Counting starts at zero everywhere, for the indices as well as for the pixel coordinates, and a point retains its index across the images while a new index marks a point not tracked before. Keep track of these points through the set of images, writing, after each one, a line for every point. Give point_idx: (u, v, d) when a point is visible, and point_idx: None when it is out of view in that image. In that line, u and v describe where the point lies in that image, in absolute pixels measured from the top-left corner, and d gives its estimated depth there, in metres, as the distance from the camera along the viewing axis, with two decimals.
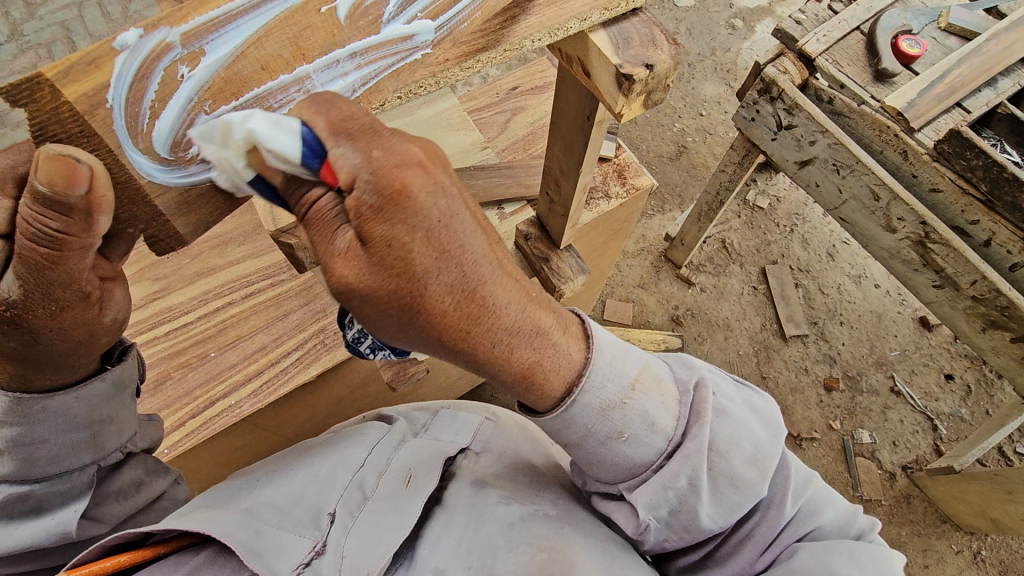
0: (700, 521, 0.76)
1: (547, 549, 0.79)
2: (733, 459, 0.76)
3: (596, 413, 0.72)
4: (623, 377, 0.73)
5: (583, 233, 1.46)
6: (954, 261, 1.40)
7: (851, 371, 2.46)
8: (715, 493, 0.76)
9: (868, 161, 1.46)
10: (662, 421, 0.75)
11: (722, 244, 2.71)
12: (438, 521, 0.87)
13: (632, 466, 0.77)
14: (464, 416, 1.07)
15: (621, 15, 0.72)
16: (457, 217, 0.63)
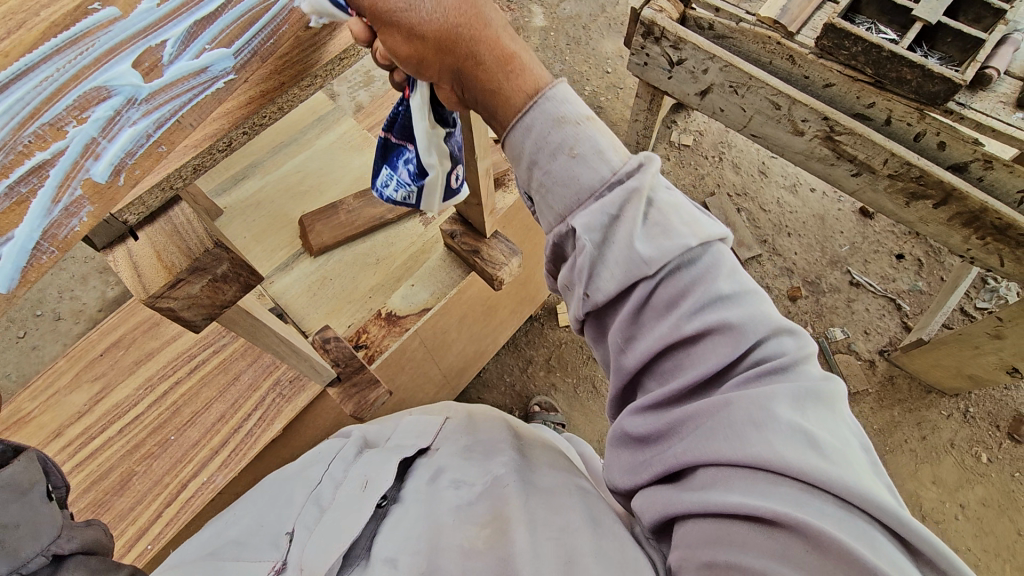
0: (633, 255, 0.66)
1: (491, 518, 0.84)
2: (673, 219, 0.68)
3: (551, 123, 0.69)
4: (582, 104, 0.71)
5: (509, 217, 1.46)
6: (863, 147, 1.45)
7: (810, 276, 2.53)
8: (649, 234, 0.67)
9: (760, 74, 1.49)
10: (611, 153, 0.70)
11: None
12: (395, 513, 0.90)
13: (578, 192, 0.69)
14: (422, 420, 1.12)
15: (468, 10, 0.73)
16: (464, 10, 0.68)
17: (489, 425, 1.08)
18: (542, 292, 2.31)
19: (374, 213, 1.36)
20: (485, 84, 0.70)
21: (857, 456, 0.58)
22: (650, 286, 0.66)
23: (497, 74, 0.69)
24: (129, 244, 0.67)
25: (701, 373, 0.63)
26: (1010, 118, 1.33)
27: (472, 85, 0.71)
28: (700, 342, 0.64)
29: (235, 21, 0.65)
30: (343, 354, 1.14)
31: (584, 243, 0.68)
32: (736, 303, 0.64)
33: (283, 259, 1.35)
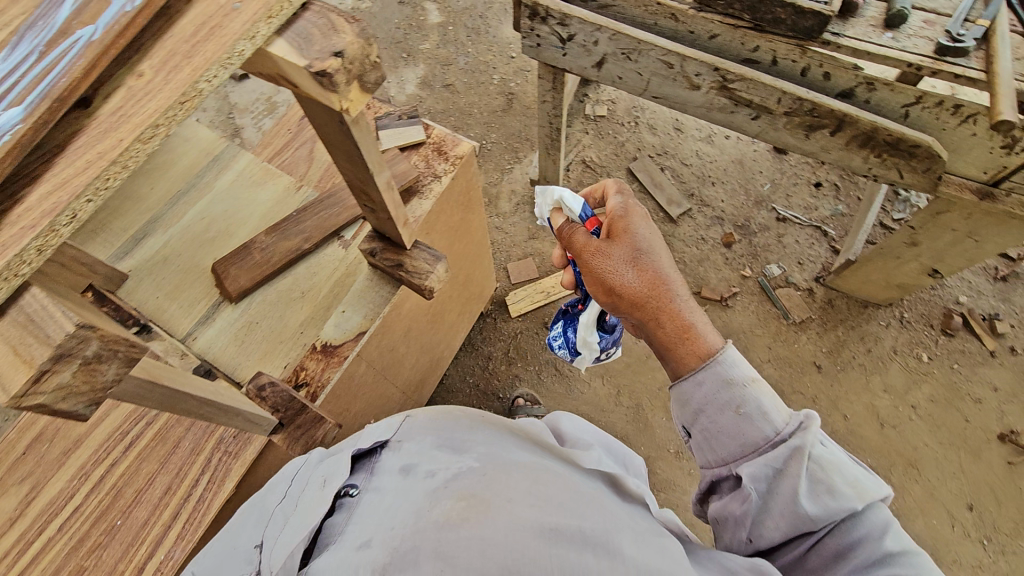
0: (797, 508, 0.88)
1: (467, 494, 0.83)
2: (836, 479, 0.89)
3: (723, 388, 0.99)
4: (746, 369, 0.99)
5: (430, 223, 1.44)
6: (756, 90, 1.49)
7: (740, 220, 2.61)
8: (814, 492, 0.89)
9: (648, 37, 1.51)
10: (775, 418, 0.95)
11: (584, 164, 2.78)
12: (365, 501, 0.91)
13: (743, 445, 0.97)
14: (386, 424, 1.14)
15: (292, 15, 0.63)
16: (657, 242, 1.17)
17: (458, 419, 1.12)
18: (488, 287, 2.30)
19: (289, 246, 1.31)
20: (658, 332, 1.10)
21: None
22: (804, 535, 0.90)
23: (666, 320, 1.09)
24: None
25: (837, 546, 0.87)
26: (882, 39, 1.38)
27: (654, 330, 1.11)
28: (848, 549, 0.86)
29: (35, 78, 0.53)
30: (281, 398, 1.11)
31: (751, 492, 0.93)
32: (872, 525, 0.86)
33: (202, 312, 1.28)
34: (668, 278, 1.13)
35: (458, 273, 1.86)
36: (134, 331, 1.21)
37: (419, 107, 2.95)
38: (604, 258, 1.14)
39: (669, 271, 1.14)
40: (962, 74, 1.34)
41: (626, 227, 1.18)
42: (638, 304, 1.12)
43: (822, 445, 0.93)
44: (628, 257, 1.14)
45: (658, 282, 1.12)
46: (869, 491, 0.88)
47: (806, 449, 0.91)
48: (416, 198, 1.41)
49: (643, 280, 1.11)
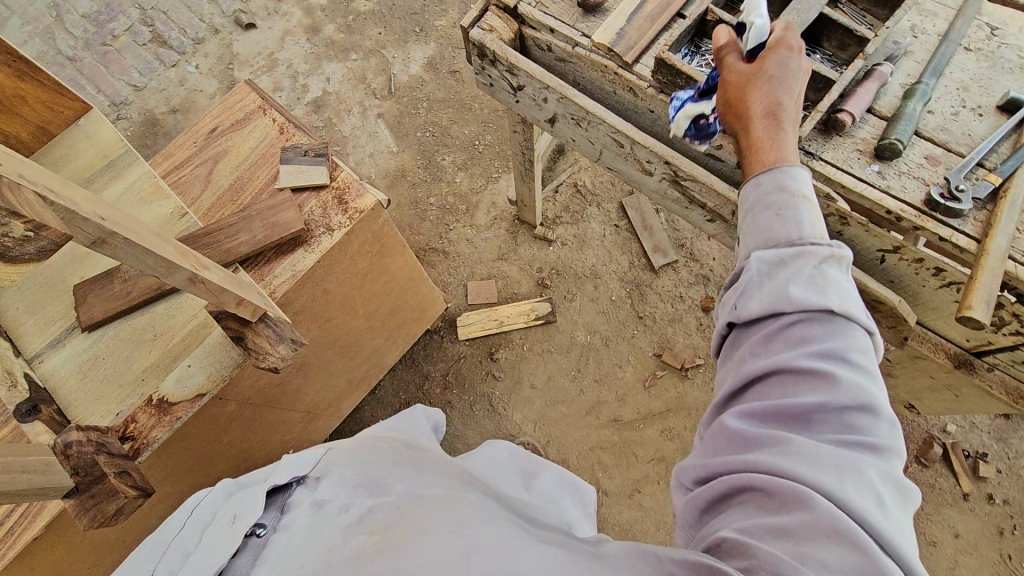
0: (790, 294, 0.84)
1: (380, 529, 0.79)
2: (844, 321, 0.83)
3: (774, 197, 0.93)
4: (803, 181, 0.93)
5: (315, 276, 1.33)
6: (709, 195, 1.27)
7: None
8: (816, 285, 0.84)
9: (598, 109, 1.30)
10: (808, 227, 0.89)
11: (575, 188, 2.56)
12: (272, 539, 0.83)
13: (767, 236, 0.92)
14: (304, 456, 1.08)
15: None
16: (795, 78, 1.03)
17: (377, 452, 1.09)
18: (434, 309, 2.19)
19: (151, 282, 1.23)
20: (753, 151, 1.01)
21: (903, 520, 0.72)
22: (773, 323, 0.85)
23: (753, 130, 1.01)
24: None
25: (782, 390, 0.80)
26: (865, 172, 1.13)
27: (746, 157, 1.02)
28: (810, 341, 0.81)
29: None
30: (85, 460, 1.05)
31: (745, 278, 0.90)
32: (840, 356, 0.79)
33: (55, 334, 1.24)
34: (776, 102, 1.02)
35: (379, 307, 1.75)
36: None
37: (418, 92, 2.79)
38: (731, 62, 1.08)
39: (791, 96, 1.03)
40: (949, 239, 1.08)
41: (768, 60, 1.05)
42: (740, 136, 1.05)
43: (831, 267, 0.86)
44: (750, 113, 1.03)
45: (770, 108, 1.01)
46: (855, 317, 0.83)
47: (819, 258, 0.86)
48: (300, 249, 1.30)
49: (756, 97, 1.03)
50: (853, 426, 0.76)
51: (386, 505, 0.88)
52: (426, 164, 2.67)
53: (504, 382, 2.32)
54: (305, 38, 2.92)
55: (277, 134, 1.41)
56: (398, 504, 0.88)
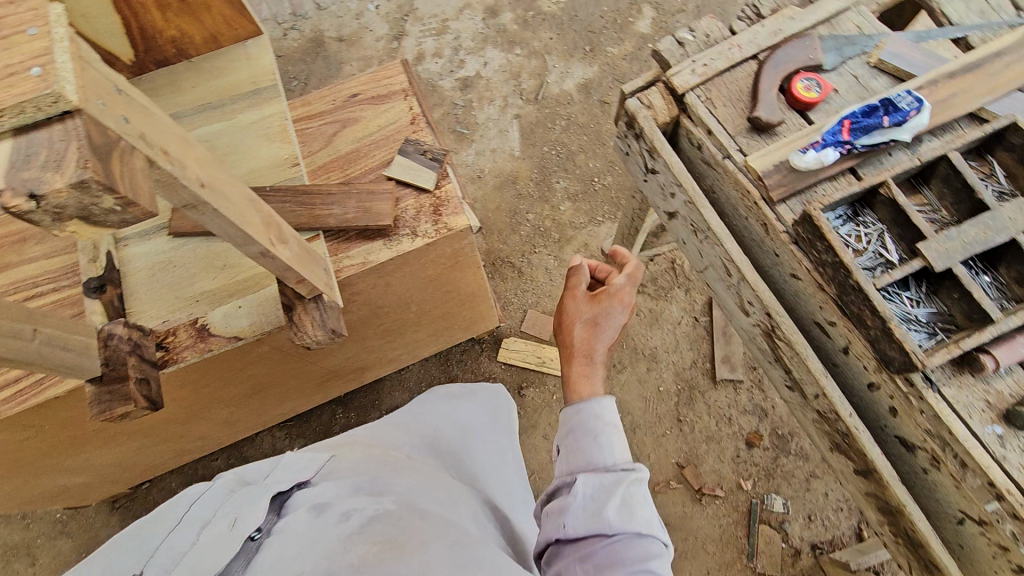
0: (607, 518, 0.95)
1: (383, 539, 0.89)
2: (641, 508, 0.97)
3: (591, 417, 1.07)
4: (612, 417, 1.07)
5: (383, 270, 1.33)
6: (798, 366, 1.15)
7: (782, 429, 2.19)
8: (630, 510, 0.96)
9: (721, 229, 1.20)
10: (615, 457, 1.02)
11: (671, 264, 2.45)
12: (272, 542, 0.93)
13: (589, 462, 1.03)
14: (310, 458, 1.20)
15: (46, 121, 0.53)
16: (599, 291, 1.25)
17: (373, 459, 1.20)
18: (485, 324, 2.17)
19: None
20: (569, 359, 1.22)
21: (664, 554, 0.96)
22: (572, 501, 0.99)
23: (554, 367, 1.25)
24: None
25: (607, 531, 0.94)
26: (982, 430, 0.97)
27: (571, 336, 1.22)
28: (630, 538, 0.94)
29: None
30: (117, 356, 1.12)
31: (574, 509, 0.97)
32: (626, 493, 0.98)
33: (146, 226, 1.33)
34: (600, 339, 1.21)
35: (433, 310, 1.75)
36: None
37: (563, 108, 2.76)
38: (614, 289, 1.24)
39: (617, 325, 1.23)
40: None
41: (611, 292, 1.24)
42: (565, 330, 1.25)
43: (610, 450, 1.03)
44: (592, 303, 1.24)
45: (598, 325, 1.22)
46: (638, 469, 1.01)
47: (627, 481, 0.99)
48: (380, 240, 1.31)
49: (591, 312, 1.22)
50: (650, 552, 0.94)
51: (383, 509, 0.99)
52: (540, 179, 2.64)
53: (520, 420, 2.27)
54: (482, 17, 2.96)
55: (407, 122, 1.42)
56: (398, 507, 1.01)
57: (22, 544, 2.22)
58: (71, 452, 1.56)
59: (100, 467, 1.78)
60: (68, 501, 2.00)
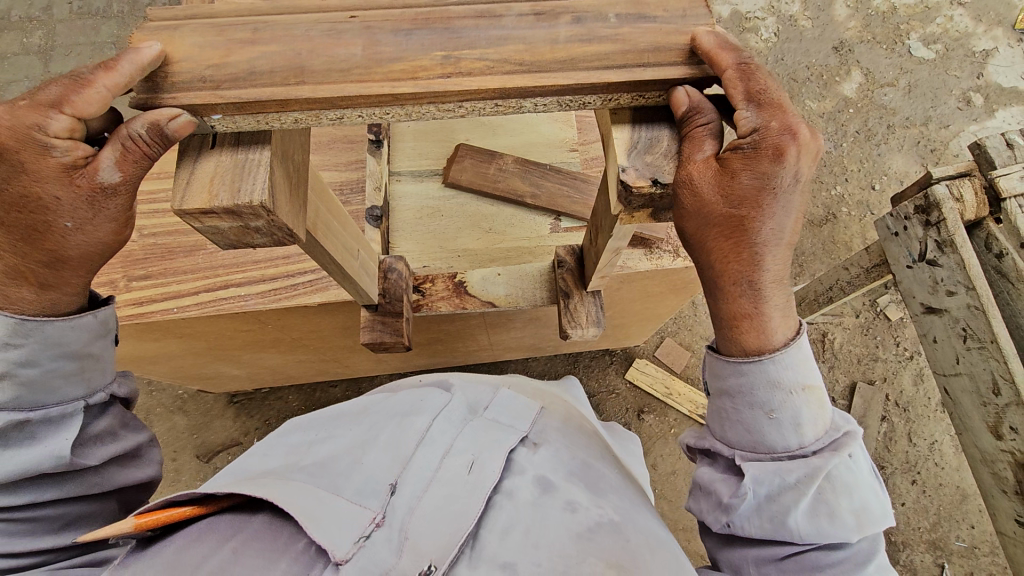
0: (789, 522, 0.66)
1: (617, 561, 0.67)
2: (844, 505, 0.66)
3: (766, 382, 0.66)
4: (808, 372, 0.67)
5: (630, 278, 1.31)
6: None
7: (895, 536, 2.10)
8: (815, 513, 0.66)
9: (1009, 348, 1.16)
10: (809, 430, 0.68)
11: (821, 336, 2.39)
12: (503, 511, 0.72)
13: (756, 444, 0.70)
14: (524, 400, 0.91)
15: (654, 105, 0.59)
16: (751, 188, 0.57)
17: (591, 441, 0.94)
18: (631, 341, 2.15)
19: (516, 187, 1.30)
20: (719, 257, 0.62)
21: None
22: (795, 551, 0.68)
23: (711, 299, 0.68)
24: (194, 155, 0.54)
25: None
26: None
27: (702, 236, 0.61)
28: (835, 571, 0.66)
29: None
30: (396, 291, 1.15)
31: (745, 493, 0.68)
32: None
33: (421, 169, 1.36)
34: (767, 260, 0.62)
35: (616, 320, 1.76)
36: (369, 139, 1.31)
37: None
38: (705, 173, 0.55)
39: (805, 202, 0.61)
40: None
41: (785, 156, 0.55)
42: (692, 211, 0.57)
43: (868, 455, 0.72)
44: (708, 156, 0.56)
45: (764, 190, 0.57)
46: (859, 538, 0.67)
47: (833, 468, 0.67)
48: (642, 250, 1.30)
49: (726, 184, 0.56)
50: None
51: (620, 518, 0.75)
52: None
53: None
54: None
55: None
56: (634, 525, 0.75)
57: (144, 408, 2.32)
58: (260, 351, 1.61)
59: (259, 367, 1.84)
60: (206, 387, 2.08)
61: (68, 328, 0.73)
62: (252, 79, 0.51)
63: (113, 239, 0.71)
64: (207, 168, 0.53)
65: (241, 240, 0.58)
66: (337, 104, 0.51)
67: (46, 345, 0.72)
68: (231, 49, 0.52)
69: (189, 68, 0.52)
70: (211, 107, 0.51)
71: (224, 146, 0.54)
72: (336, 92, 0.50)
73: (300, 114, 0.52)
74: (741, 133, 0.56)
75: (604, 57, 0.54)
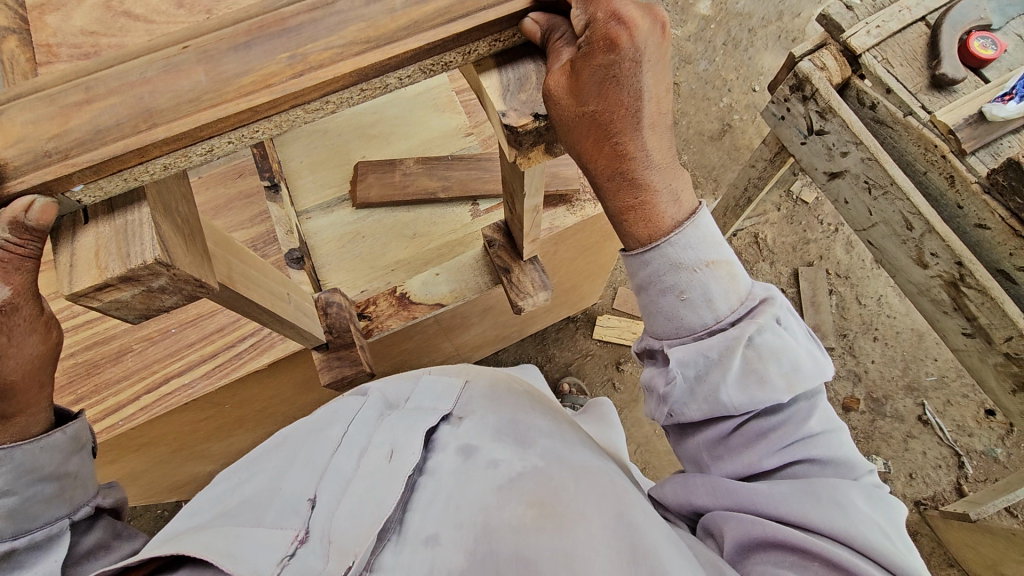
0: (721, 398, 0.69)
1: (542, 501, 0.69)
2: (771, 369, 0.68)
3: (668, 266, 0.68)
4: (708, 249, 0.68)
5: (564, 237, 1.34)
6: (989, 312, 1.20)
7: (876, 393, 2.25)
8: (744, 382, 0.69)
9: (906, 184, 1.26)
10: (722, 303, 0.69)
11: (754, 238, 2.51)
12: (426, 490, 0.75)
13: (678, 329, 0.71)
14: (443, 382, 0.97)
15: (513, 47, 0.62)
16: (605, 82, 0.59)
17: (523, 400, 0.98)
18: (587, 300, 2.19)
19: (426, 186, 1.30)
20: (594, 160, 0.65)
21: (894, 518, 0.69)
22: (740, 421, 0.72)
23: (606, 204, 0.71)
24: (71, 237, 0.51)
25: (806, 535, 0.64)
26: None
27: (566, 141, 0.62)
28: (775, 432, 0.71)
29: None
30: (340, 323, 1.12)
31: (676, 377, 0.71)
32: (846, 487, 0.68)
33: (327, 199, 1.33)
34: (640, 145, 0.65)
35: (564, 284, 1.79)
36: (265, 185, 1.26)
37: None
38: (558, 80, 0.57)
39: (656, 82, 0.63)
40: None
41: (618, 42, 0.58)
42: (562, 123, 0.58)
43: (790, 315, 0.74)
44: (559, 64, 0.58)
45: (612, 79, 0.60)
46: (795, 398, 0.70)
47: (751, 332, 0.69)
48: (563, 206, 1.32)
49: (581, 83, 0.57)
50: (808, 458, 0.70)
51: (546, 464, 0.78)
52: None
53: (621, 395, 2.31)
54: None
55: None
56: (557, 464, 0.78)
57: None
58: (226, 436, 1.54)
59: (234, 452, 1.76)
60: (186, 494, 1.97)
61: (37, 450, 0.69)
62: (100, 137, 0.49)
63: (44, 342, 0.66)
64: (84, 246, 0.50)
65: (151, 306, 0.55)
66: (198, 135, 0.49)
67: (20, 472, 0.67)
68: (69, 113, 0.49)
69: (24, 147, 0.49)
70: (65, 181, 0.48)
71: (100, 218, 0.52)
72: (192, 123, 0.48)
73: (168, 159, 0.50)
74: (573, 34, 0.59)
75: (445, 12, 0.54)
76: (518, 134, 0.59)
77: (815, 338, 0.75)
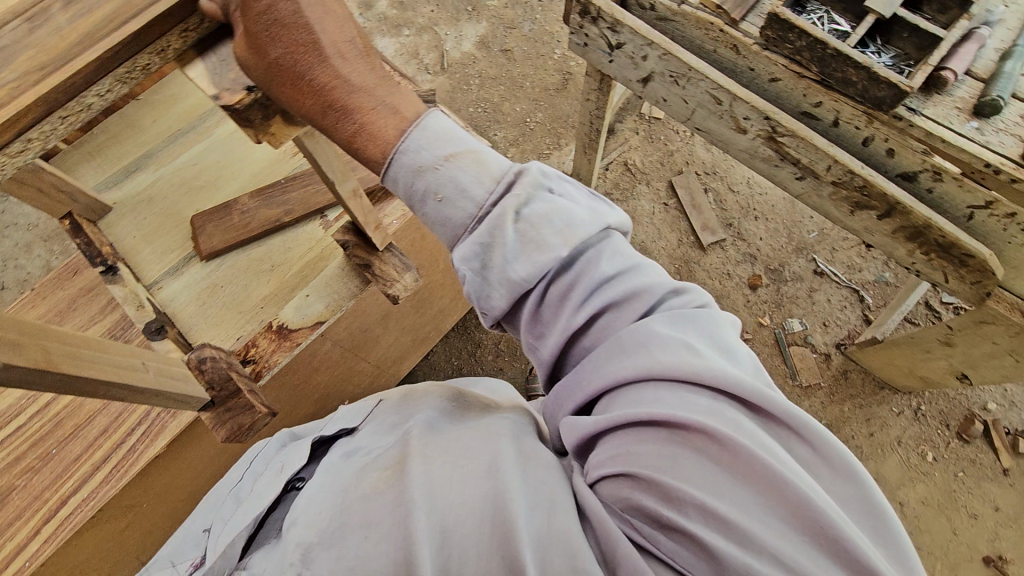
0: (512, 275, 0.75)
1: (389, 465, 0.84)
2: (543, 231, 0.76)
3: (410, 172, 0.78)
4: (441, 145, 0.79)
5: (423, 218, 1.36)
6: (805, 150, 1.33)
7: (773, 264, 2.44)
8: (523, 251, 0.76)
9: (702, 65, 1.36)
10: (475, 188, 0.78)
11: (625, 166, 2.63)
12: (305, 493, 0.90)
13: (454, 230, 0.79)
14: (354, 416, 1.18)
15: (212, 43, 0.83)
16: (278, 32, 0.77)
17: (445, 408, 1.09)
18: None
19: (268, 216, 1.27)
20: (300, 100, 0.80)
21: (711, 327, 0.76)
22: (541, 290, 0.76)
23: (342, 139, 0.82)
24: None
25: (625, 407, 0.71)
26: (964, 127, 1.20)
27: (270, 93, 0.80)
28: (572, 290, 0.75)
29: None
30: (219, 376, 1.09)
31: (465, 273, 0.77)
32: (648, 322, 0.73)
33: (173, 263, 1.27)
34: (338, 74, 0.80)
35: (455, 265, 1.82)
36: (101, 270, 1.19)
37: (470, 69, 2.83)
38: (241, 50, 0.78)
39: (333, 28, 0.81)
40: None
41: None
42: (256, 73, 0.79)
43: (558, 181, 0.83)
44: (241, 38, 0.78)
45: (284, 29, 0.78)
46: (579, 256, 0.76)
47: (514, 207, 0.77)
48: None
49: (257, 43, 0.77)
50: (617, 309, 0.76)
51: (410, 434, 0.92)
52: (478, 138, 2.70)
53: None
54: (358, 13, 2.94)
55: None
56: (416, 431, 0.91)
57: None
58: None
59: None
60: None
61: None
62: None
63: None
64: None
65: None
66: None
67: None
68: None
69: None
70: None
71: None
72: None
73: None
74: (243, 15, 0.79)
75: None
76: (242, 110, 0.83)
77: (597, 199, 0.84)
